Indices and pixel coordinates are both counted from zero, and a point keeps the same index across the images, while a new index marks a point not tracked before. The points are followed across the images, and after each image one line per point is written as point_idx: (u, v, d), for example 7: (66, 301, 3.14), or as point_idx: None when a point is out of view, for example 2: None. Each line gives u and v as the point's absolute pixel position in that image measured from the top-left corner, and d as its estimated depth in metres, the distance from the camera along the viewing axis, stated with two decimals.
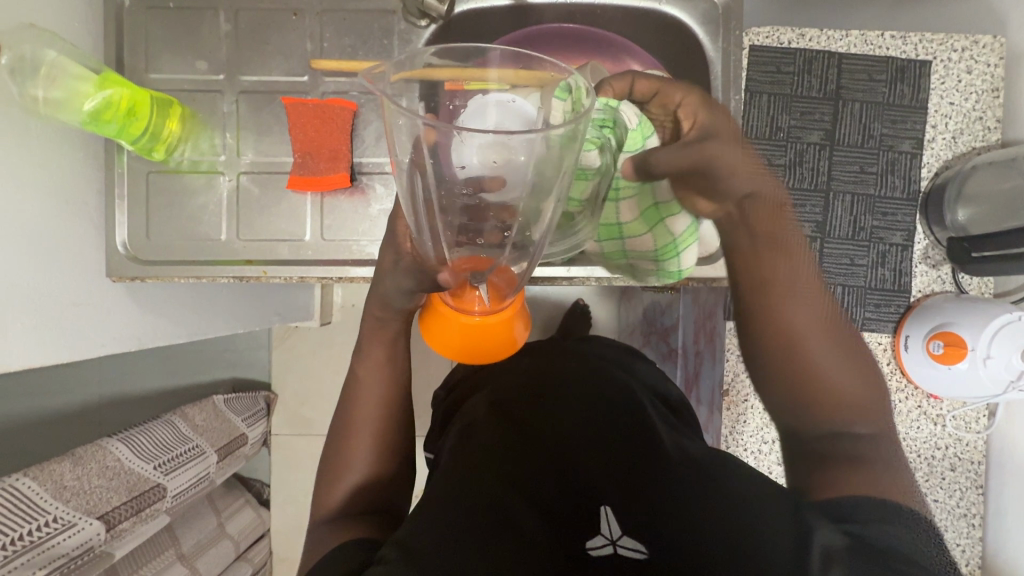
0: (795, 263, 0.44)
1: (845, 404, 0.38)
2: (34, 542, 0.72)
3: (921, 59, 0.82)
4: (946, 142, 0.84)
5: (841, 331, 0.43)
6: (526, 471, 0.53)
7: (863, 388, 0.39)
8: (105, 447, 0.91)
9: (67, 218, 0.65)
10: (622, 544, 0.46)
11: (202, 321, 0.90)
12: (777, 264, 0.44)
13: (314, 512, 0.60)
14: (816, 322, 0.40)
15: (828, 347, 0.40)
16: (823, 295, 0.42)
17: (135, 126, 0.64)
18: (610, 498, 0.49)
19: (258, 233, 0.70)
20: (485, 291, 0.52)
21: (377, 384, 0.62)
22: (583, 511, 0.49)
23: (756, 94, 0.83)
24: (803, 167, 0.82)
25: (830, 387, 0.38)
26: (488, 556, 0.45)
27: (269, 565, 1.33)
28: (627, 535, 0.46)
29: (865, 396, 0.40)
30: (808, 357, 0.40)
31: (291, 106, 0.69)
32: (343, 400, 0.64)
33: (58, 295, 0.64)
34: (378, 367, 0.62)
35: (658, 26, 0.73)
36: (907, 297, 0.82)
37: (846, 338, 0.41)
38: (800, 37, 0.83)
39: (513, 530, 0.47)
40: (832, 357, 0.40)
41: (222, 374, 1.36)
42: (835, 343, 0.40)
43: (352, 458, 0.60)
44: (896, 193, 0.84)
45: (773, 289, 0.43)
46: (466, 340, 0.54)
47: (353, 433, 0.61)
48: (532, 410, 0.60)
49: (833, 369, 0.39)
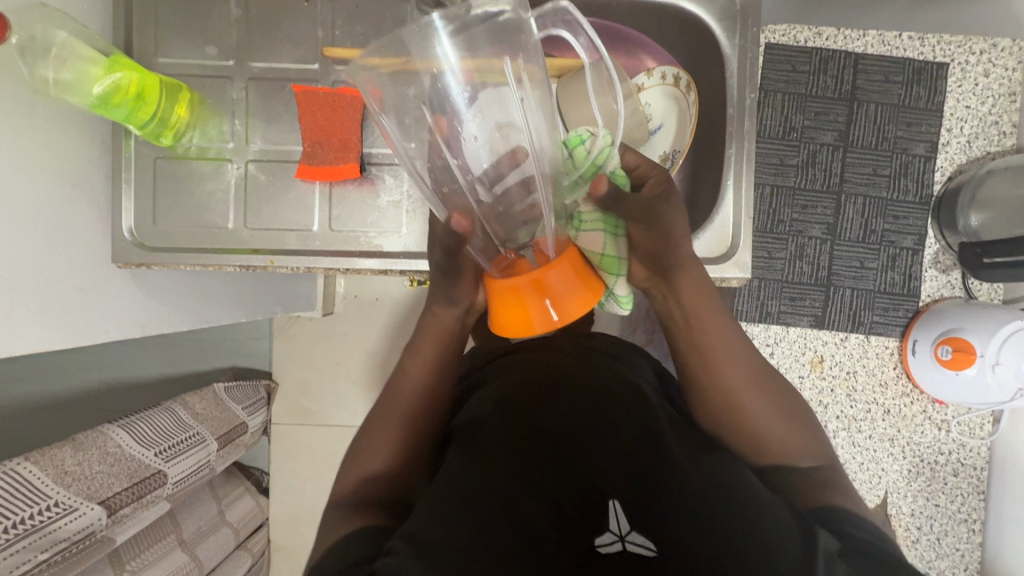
0: (735, 354, 0.61)
1: (789, 449, 0.57)
2: (35, 526, 0.72)
3: (938, 61, 0.82)
4: (961, 145, 0.83)
5: (778, 395, 0.60)
6: (528, 462, 0.52)
7: (797, 435, 0.58)
8: (108, 432, 0.91)
9: (73, 203, 0.65)
10: (631, 540, 0.45)
11: (206, 310, 0.89)
12: (721, 357, 0.60)
13: (332, 492, 0.59)
14: (751, 392, 0.59)
15: (770, 413, 0.58)
16: (752, 368, 0.60)
17: (143, 111, 0.63)
18: (618, 492, 0.49)
19: (266, 222, 0.70)
20: (531, 255, 0.58)
21: (421, 379, 0.63)
22: (586, 504, 0.49)
23: (770, 93, 0.82)
24: (814, 169, 0.83)
25: (768, 440, 0.57)
26: (489, 547, 0.44)
27: (268, 554, 1.33)
28: (635, 531, 0.46)
29: (811, 444, 0.58)
30: (746, 420, 0.58)
31: (301, 94, 0.68)
32: (384, 390, 0.65)
33: (64, 281, 0.64)
34: (427, 362, 0.64)
35: (673, 21, 0.72)
36: (915, 302, 0.84)
37: (777, 388, 0.61)
38: (817, 35, 0.82)
39: (516, 521, 0.46)
40: (767, 413, 0.58)
41: (223, 362, 1.35)
42: (773, 408, 0.59)
43: (385, 444, 0.60)
44: (908, 197, 0.83)
45: (722, 380, 0.60)
46: (513, 310, 0.57)
47: (389, 422, 0.61)
48: (536, 404, 0.59)
49: (775, 426, 0.58)
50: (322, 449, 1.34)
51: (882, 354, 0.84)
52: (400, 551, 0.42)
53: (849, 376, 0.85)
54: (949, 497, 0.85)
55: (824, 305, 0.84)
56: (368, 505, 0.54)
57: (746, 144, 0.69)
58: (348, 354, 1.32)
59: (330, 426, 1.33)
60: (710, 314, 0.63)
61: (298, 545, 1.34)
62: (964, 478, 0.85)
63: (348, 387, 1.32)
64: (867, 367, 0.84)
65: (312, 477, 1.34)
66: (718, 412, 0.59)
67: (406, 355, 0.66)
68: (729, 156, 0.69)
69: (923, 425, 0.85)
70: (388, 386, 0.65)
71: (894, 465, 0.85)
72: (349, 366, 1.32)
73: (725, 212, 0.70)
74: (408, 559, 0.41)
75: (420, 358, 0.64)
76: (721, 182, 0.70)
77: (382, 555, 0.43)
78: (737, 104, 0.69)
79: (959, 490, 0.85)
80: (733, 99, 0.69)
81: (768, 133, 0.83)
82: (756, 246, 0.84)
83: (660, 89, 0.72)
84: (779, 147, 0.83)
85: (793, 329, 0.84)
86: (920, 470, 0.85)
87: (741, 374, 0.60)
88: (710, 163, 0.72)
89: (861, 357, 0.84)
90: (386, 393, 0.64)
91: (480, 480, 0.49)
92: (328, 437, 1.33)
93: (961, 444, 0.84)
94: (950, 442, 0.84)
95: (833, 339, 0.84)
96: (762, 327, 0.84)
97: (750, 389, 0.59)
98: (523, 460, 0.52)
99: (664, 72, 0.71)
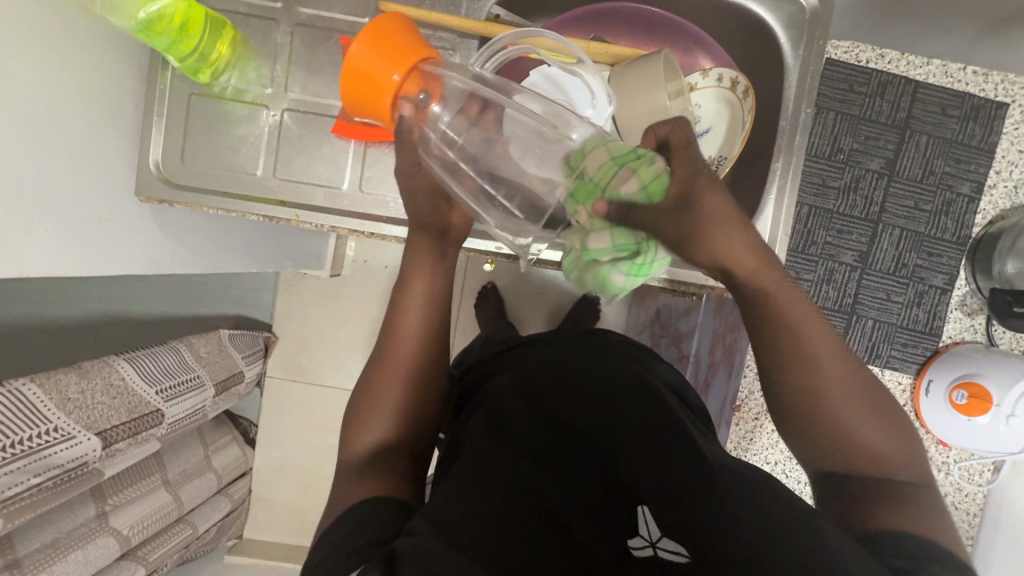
0: (827, 346, 0.49)
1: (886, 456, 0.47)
2: (32, 449, 0.71)
3: (999, 100, 0.89)
4: (1006, 190, 0.91)
5: (867, 389, 0.48)
6: (552, 459, 0.51)
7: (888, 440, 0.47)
8: (111, 364, 0.90)
9: (100, 129, 0.63)
10: (662, 547, 0.44)
11: (219, 255, 0.88)
12: (813, 337, 0.49)
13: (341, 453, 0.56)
14: (852, 391, 0.48)
15: (856, 403, 0.47)
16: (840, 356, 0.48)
17: (185, 43, 0.60)
18: (647, 496, 0.48)
19: (295, 174, 0.68)
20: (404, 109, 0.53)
21: (415, 333, 0.59)
22: (617, 505, 0.48)
23: (825, 111, 0.89)
24: (856, 194, 0.90)
25: (869, 449, 0.47)
26: (504, 532, 0.43)
27: (248, 502, 1.34)
28: (666, 537, 0.45)
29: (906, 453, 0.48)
30: (843, 425, 0.47)
31: (347, 47, 0.64)
32: (378, 339, 0.61)
33: (86, 207, 0.63)
34: (418, 320, 0.59)
35: (737, 21, 0.70)
36: (935, 341, 0.93)
37: (875, 395, 0.48)
38: (880, 57, 0.88)
39: (544, 517, 0.45)
40: (856, 408, 0.47)
41: (225, 309, 1.34)
42: (856, 395, 0.48)
43: (376, 415, 0.57)
44: (945, 235, 0.91)
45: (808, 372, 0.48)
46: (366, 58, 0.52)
47: (385, 387, 0.58)
48: (562, 397, 0.58)
49: (870, 429, 0.47)
50: (313, 408, 1.34)
51: (894, 390, 0.95)
52: (423, 531, 0.41)
53: None
54: None
55: (844, 331, 0.93)
56: (379, 474, 0.52)
57: (794, 160, 0.67)
58: (349, 318, 1.31)
59: (326, 385, 1.33)
60: (796, 325, 0.49)
61: (278, 498, 1.35)
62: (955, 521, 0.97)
63: (347, 351, 1.32)
64: None
65: (300, 434, 1.34)
66: (799, 403, 0.49)
67: (393, 315, 0.60)
68: (775, 170, 0.68)
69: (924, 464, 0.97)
70: (381, 331, 0.61)
71: None
72: (349, 330, 1.32)
73: (762, 227, 0.68)
74: (430, 536, 0.40)
75: (408, 313, 0.60)
76: (763, 195, 0.68)
77: (404, 534, 0.42)
78: (791, 116, 0.67)
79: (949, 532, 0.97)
80: (788, 111, 0.67)
81: (817, 153, 0.90)
82: (789, 264, 0.92)
83: (714, 91, 0.70)
84: (824, 167, 0.90)
85: None
86: None
87: (837, 374, 0.48)
88: (754, 173, 0.70)
89: None
90: (377, 351, 0.60)
91: (506, 468, 0.49)
92: (322, 396, 1.33)
93: (959, 487, 0.97)
94: (949, 484, 0.97)
95: None
96: None
97: (832, 356, 0.48)
98: (551, 455, 0.52)
99: (721, 74, 0.69)
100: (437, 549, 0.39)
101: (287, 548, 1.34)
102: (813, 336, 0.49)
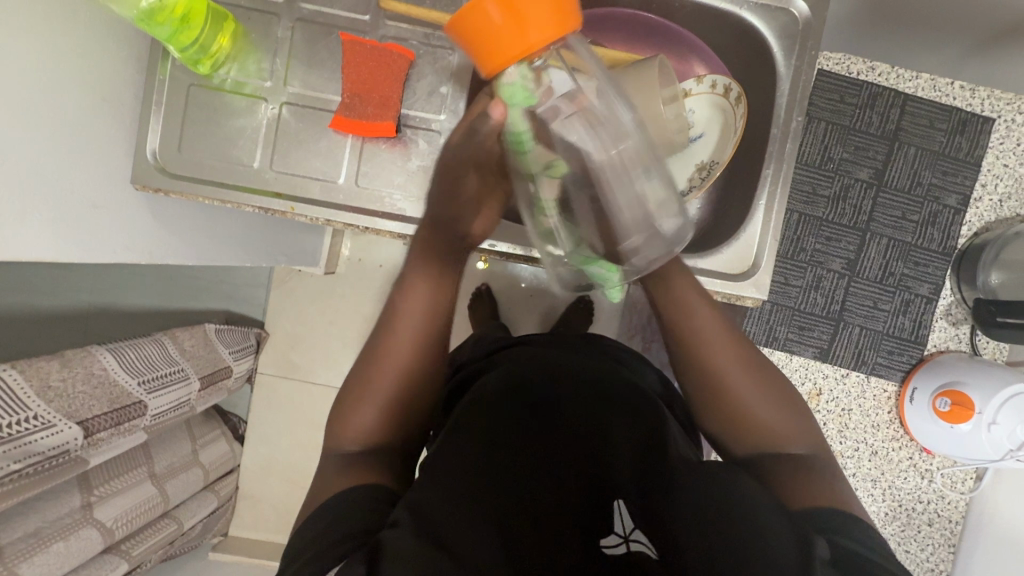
0: (721, 343, 0.59)
1: (782, 432, 0.56)
2: (14, 435, 0.71)
3: (986, 114, 0.90)
4: (992, 203, 0.92)
5: (762, 372, 0.59)
6: (538, 454, 0.53)
7: (783, 412, 0.57)
8: (94, 354, 0.90)
9: (97, 116, 0.63)
10: (634, 540, 0.49)
11: (211, 247, 0.88)
12: (710, 338, 0.59)
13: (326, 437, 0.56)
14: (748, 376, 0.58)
15: (752, 390, 0.57)
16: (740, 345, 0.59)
17: (186, 34, 0.60)
18: (624, 493, 0.52)
19: (292, 166, 0.68)
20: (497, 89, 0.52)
21: (411, 333, 0.58)
22: (594, 502, 0.52)
23: (816, 120, 0.91)
24: (844, 202, 0.92)
25: (766, 428, 0.56)
26: (496, 531, 0.45)
27: (234, 499, 1.33)
28: (638, 531, 0.50)
29: (800, 422, 0.57)
30: (741, 409, 0.57)
31: (348, 43, 0.66)
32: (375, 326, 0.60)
33: (80, 194, 0.63)
34: (417, 321, 0.58)
35: (730, 30, 0.71)
36: (920, 350, 0.94)
37: (767, 372, 0.59)
38: (871, 69, 0.90)
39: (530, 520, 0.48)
40: (750, 393, 0.57)
41: (216, 304, 1.33)
42: (754, 382, 0.58)
43: (364, 407, 0.56)
44: (932, 245, 0.93)
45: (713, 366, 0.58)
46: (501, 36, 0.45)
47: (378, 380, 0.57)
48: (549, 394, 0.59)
49: (764, 407, 0.57)
50: (302, 406, 1.33)
51: (879, 397, 0.96)
52: (403, 523, 0.41)
53: (844, 413, 0.96)
54: (920, 545, 0.98)
55: (831, 338, 0.94)
56: (365, 460, 0.52)
57: (785, 166, 0.68)
58: (342, 316, 1.31)
59: (317, 383, 1.32)
60: (702, 325, 0.59)
61: (265, 495, 1.34)
62: (937, 529, 0.98)
63: (338, 350, 1.32)
64: (863, 408, 0.96)
65: (288, 431, 1.33)
66: (707, 395, 0.59)
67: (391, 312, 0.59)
68: (765, 177, 0.69)
69: (907, 472, 0.98)
70: (379, 322, 0.60)
71: (873, 506, 0.98)
72: (342, 328, 1.31)
73: (751, 232, 0.69)
74: (412, 528, 0.41)
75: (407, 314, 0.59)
76: (753, 201, 0.69)
77: (388, 525, 0.42)
78: (781, 124, 0.68)
79: (931, 540, 0.98)
80: (780, 119, 0.68)
81: (808, 161, 0.92)
82: (778, 270, 0.94)
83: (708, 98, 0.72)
84: (815, 175, 0.92)
85: (797, 358, 0.95)
86: (896, 514, 0.98)
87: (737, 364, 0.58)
88: (745, 179, 0.71)
89: (858, 397, 0.96)
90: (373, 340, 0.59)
91: (492, 464, 0.50)
92: (312, 394, 1.32)
93: (942, 495, 0.98)
94: (931, 492, 0.98)
95: (833, 373, 0.95)
96: (768, 349, 0.95)
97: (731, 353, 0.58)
98: (538, 449, 0.53)
99: (715, 81, 0.70)
100: (418, 544, 0.40)
101: (272, 546, 1.32)
102: (710, 335, 0.59)
